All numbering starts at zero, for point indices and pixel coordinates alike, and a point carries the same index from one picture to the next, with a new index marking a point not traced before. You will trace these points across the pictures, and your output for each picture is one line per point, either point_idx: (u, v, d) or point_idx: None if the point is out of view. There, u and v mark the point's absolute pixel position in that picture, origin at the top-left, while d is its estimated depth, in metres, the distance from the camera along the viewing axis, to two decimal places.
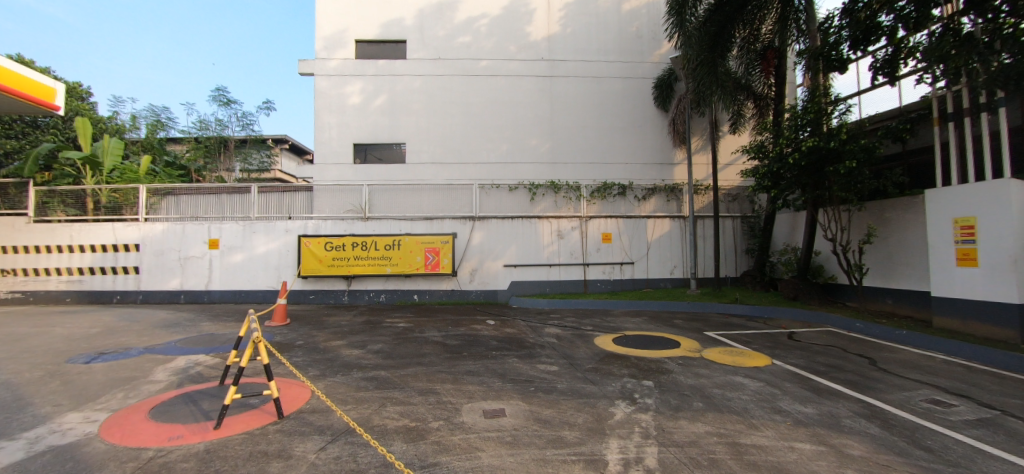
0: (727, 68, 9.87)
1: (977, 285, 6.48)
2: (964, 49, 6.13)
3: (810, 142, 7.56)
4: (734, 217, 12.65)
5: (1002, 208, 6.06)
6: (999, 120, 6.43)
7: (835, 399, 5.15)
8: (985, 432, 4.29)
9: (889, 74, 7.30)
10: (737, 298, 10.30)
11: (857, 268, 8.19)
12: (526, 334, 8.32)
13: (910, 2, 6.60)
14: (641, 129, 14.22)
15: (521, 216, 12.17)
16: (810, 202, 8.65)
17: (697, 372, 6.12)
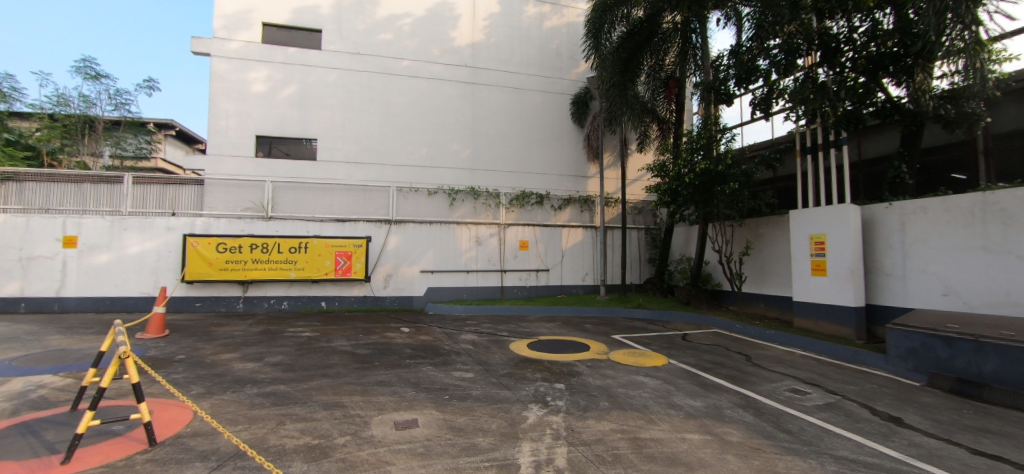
0: (635, 92, 10.73)
1: (826, 291, 7.74)
2: (819, 95, 7.20)
3: (703, 164, 8.52)
4: (638, 229, 13.78)
5: (846, 227, 7.34)
6: (843, 155, 7.57)
7: (719, 393, 5.81)
8: (830, 414, 5.13)
9: (765, 110, 8.36)
10: (639, 303, 11.19)
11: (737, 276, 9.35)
12: (441, 341, 8.19)
13: (781, 50, 7.65)
14: (559, 142, 14.90)
15: (440, 221, 12.03)
16: (702, 217, 9.69)
17: (604, 373, 6.52)
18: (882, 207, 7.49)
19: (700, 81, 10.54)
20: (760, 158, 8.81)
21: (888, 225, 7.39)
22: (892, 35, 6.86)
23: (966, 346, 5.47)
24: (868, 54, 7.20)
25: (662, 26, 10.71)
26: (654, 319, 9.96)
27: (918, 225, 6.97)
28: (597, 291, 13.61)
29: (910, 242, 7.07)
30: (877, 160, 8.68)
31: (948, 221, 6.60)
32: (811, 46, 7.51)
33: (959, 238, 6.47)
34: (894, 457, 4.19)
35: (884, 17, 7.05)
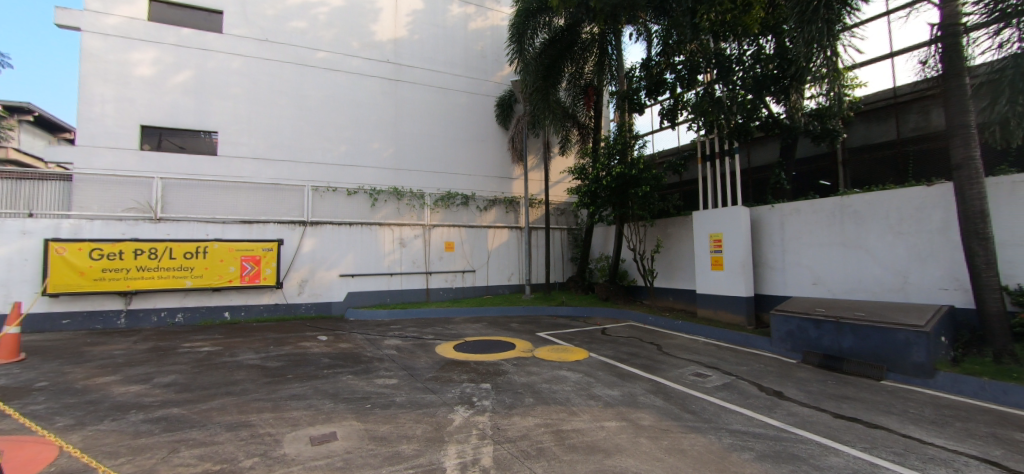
0: (557, 98, 11.18)
1: (723, 283, 8.65)
2: (716, 108, 8.11)
3: (619, 168, 9.12)
4: (561, 229, 14.40)
5: (738, 227, 8.30)
6: (734, 162, 8.48)
7: (633, 381, 6.23)
8: (727, 393, 5.75)
9: (671, 120, 9.27)
10: (562, 301, 11.66)
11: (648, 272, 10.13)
12: (363, 348, 7.83)
13: (683, 64, 8.64)
14: (485, 144, 15.00)
15: (360, 223, 11.52)
16: (618, 218, 10.34)
17: (529, 370, 6.69)
18: (766, 208, 8.55)
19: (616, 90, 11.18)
20: (668, 163, 9.61)
21: (771, 225, 8.46)
22: (772, 59, 7.84)
23: (830, 326, 6.46)
24: (753, 74, 8.06)
25: (582, 35, 11.20)
26: (576, 315, 10.44)
27: (794, 224, 8.07)
28: (522, 291, 13.94)
29: (788, 239, 8.16)
30: (761, 167, 9.90)
31: (816, 220, 7.73)
32: (709, 64, 8.35)
33: (824, 235, 7.61)
34: (776, 426, 4.80)
35: (767, 44, 8.02)
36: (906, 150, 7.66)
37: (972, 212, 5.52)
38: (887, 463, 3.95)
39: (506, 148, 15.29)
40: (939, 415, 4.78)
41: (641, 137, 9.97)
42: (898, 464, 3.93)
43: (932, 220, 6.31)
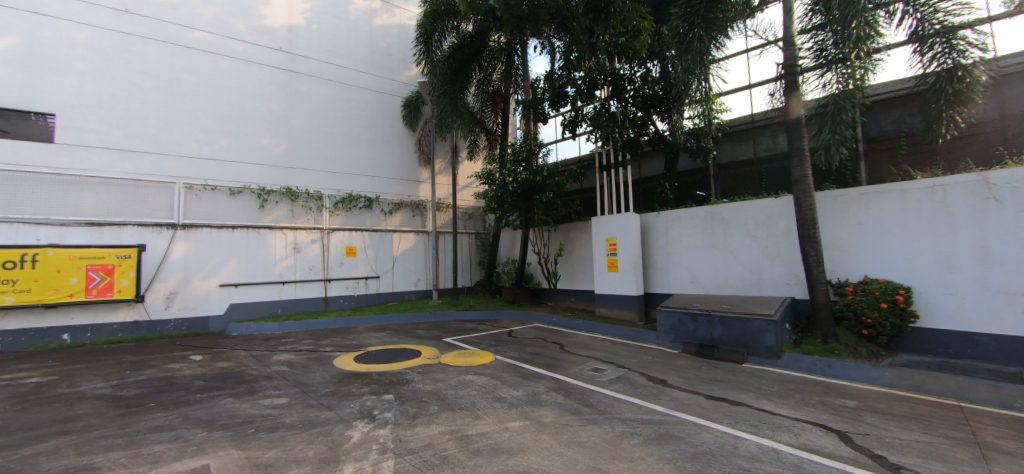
0: (465, 102, 11.28)
1: (617, 284, 9.40)
2: (610, 123, 8.79)
3: (524, 175, 9.42)
4: (469, 233, 14.56)
5: (630, 231, 9.11)
6: (627, 173, 9.22)
7: (537, 380, 6.45)
8: (620, 385, 6.22)
9: (572, 131, 9.80)
10: (470, 305, 11.71)
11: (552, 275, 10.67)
12: (247, 367, 7.02)
13: (583, 80, 9.21)
14: (390, 145, 14.52)
15: (245, 226, 10.42)
16: (523, 223, 10.72)
17: (434, 377, 6.58)
18: (653, 215, 9.49)
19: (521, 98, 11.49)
20: (570, 172, 10.16)
21: (657, 230, 9.40)
22: (658, 81, 8.82)
23: (703, 319, 7.36)
24: (643, 94, 8.99)
25: (490, 43, 11.39)
26: (483, 319, 10.54)
27: (676, 229, 9.06)
28: (429, 296, 13.75)
29: (671, 242, 9.14)
30: (649, 178, 10.95)
31: (692, 226, 8.78)
32: (605, 81, 9.15)
33: (698, 239, 8.68)
34: (661, 411, 5.32)
35: (653, 67, 8.96)
36: (761, 167, 9.06)
37: (806, 221, 6.67)
38: (746, 434, 4.61)
39: (413, 150, 14.94)
40: (783, 389, 5.71)
41: (546, 145, 10.48)
42: (755, 434, 4.60)
43: (777, 226, 7.56)
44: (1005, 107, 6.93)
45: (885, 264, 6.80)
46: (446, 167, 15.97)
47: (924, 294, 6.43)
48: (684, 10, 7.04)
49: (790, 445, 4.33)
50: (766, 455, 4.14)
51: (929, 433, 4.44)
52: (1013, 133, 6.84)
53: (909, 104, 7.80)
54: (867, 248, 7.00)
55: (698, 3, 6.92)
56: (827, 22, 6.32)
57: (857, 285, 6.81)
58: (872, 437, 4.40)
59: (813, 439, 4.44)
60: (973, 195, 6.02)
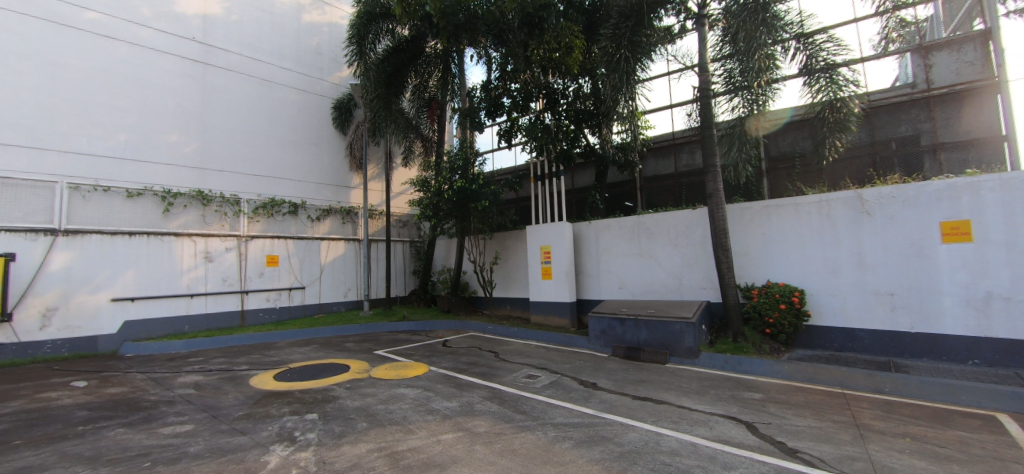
0: (399, 107, 11.13)
1: (551, 291, 9.65)
2: (546, 135, 9.12)
3: (460, 183, 9.48)
4: (403, 241, 14.30)
5: (562, 240, 9.43)
6: (561, 184, 9.56)
7: (471, 390, 6.40)
8: (553, 390, 6.35)
9: (508, 141, 10.02)
10: (404, 315, 11.42)
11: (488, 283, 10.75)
12: (144, 392, 6.24)
13: (518, 92, 9.53)
14: (319, 148, 13.87)
15: (147, 232, 9.38)
16: (459, 231, 10.68)
17: (363, 393, 6.30)
18: (585, 224, 9.89)
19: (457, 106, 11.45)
20: (505, 181, 10.36)
21: (588, 238, 9.79)
22: (589, 97, 9.30)
23: (630, 323, 7.77)
24: (575, 108, 9.51)
25: (426, 49, 11.27)
26: (418, 330, 10.31)
27: (606, 238, 9.50)
28: (361, 307, 13.29)
29: (601, 250, 9.57)
30: (581, 188, 11.41)
31: (619, 235, 9.29)
32: (539, 94, 9.47)
33: (625, 247, 9.18)
34: (591, 414, 5.51)
35: (584, 84, 9.41)
36: (681, 181, 9.80)
37: (718, 231, 7.29)
38: (667, 430, 4.91)
39: (343, 155, 14.40)
40: (700, 386, 6.17)
41: (482, 154, 10.64)
42: (675, 430, 4.91)
43: (694, 236, 8.22)
44: (874, 135, 8.14)
45: (783, 269, 7.63)
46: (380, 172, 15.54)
47: (815, 294, 7.31)
48: (612, 31, 7.43)
49: (706, 438, 4.68)
50: (685, 449, 4.44)
51: (819, 418, 5.03)
52: (880, 156, 8.08)
53: (802, 128, 8.84)
54: (768, 255, 7.80)
55: (625, 26, 7.34)
56: (733, 54, 6.90)
57: (761, 288, 7.53)
58: (773, 426, 4.88)
59: (726, 431, 4.83)
60: (850, 208, 7.00)
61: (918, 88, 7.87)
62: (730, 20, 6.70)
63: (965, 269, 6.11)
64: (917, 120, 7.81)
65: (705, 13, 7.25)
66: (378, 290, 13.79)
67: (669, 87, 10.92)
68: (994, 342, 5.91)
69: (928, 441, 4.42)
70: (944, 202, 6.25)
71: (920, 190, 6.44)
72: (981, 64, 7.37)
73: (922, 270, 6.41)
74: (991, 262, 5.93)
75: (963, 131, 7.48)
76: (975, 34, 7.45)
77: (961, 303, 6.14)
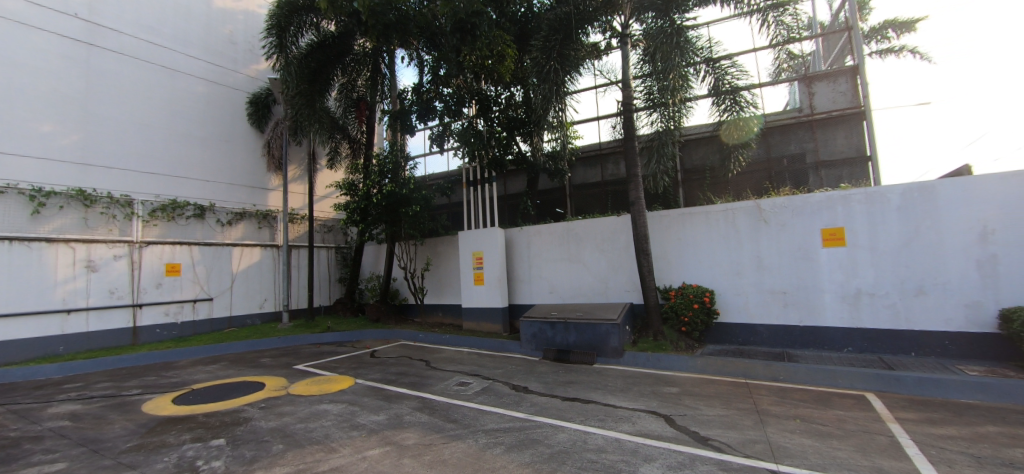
0: (324, 106, 10.56)
1: (484, 296, 9.67)
2: (478, 142, 9.17)
3: (388, 187, 9.28)
4: (328, 247, 13.64)
5: (494, 246, 9.51)
6: (493, 190, 9.73)
7: (400, 401, 6.16)
8: (484, 396, 6.30)
9: (439, 145, 9.79)
10: (328, 326, 10.83)
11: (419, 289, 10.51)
12: (1, 427, 5.23)
13: (450, 96, 9.45)
14: (232, 146, 12.94)
15: (9, 237, 8.01)
16: (389, 236, 10.38)
17: (280, 412, 5.82)
18: (516, 230, 10.04)
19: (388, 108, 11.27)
20: (437, 186, 10.31)
21: (520, 244, 9.95)
22: (520, 105, 9.49)
23: (560, 326, 7.97)
24: (507, 116, 9.64)
25: (354, 47, 10.86)
26: (343, 341, 9.80)
27: (537, 243, 9.72)
28: (278, 319, 12.44)
29: (532, 256, 9.77)
30: (513, 195, 11.58)
31: (549, 241, 9.56)
32: (472, 100, 9.50)
33: (554, 253, 9.47)
34: (521, 418, 5.55)
35: (516, 92, 9.58)
36: (607, 189, 10.34)
37: (640, 237, 7.75)
38: (594, 429, 5.10)
39: (258, 154, 13.61)
40: (624, 384, 6.50)
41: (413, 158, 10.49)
42: (601, 428, 5.12)
43: (619, 241, 8.70)
44: (769, 151, 9.19)
45: (696, 272, 8.29)
46: (302, 174, 14.71)
47: (723, 295, 8.03)
48: (542, 43, 7.68)
49: (629, 433, 4.94)
50: (610, 445, 4.64)
51: (727, 407, 5.52)
52: (774, 171, 9.14)
53: (710, 144, 9.74)
54: (683, 260, 8.43)
55: (554, 39, 7.62)
56: (651, 73, 7.35)
57: (677, 290, 8.10)
58: (688, 417, 5.27)
59: (647, 425, 5.14)
60: (750, 216, 7.81)
61: (804, 112, 9.00)
62: (649, 41, 7.12)
63: (839, 270, 7.10)
64: (803, 140, 8.96)
65: (627, 33, 7.68)
66: (300, 300, 12.95)
67: (596, 100, 11.49)
68: (863, 331, 6.93)
69: (813, 421, 5.04)
70: (824, 212, 7.22)
71: (805, 201, 7.36)
72: (851, 95, 8.66)
73: (807, 271, 7.33)
74: (860, 264, 6.96)
75: (838, 151, 8.72)
76: (845, 69, 8.71)
77: (838, 299, 7.11)
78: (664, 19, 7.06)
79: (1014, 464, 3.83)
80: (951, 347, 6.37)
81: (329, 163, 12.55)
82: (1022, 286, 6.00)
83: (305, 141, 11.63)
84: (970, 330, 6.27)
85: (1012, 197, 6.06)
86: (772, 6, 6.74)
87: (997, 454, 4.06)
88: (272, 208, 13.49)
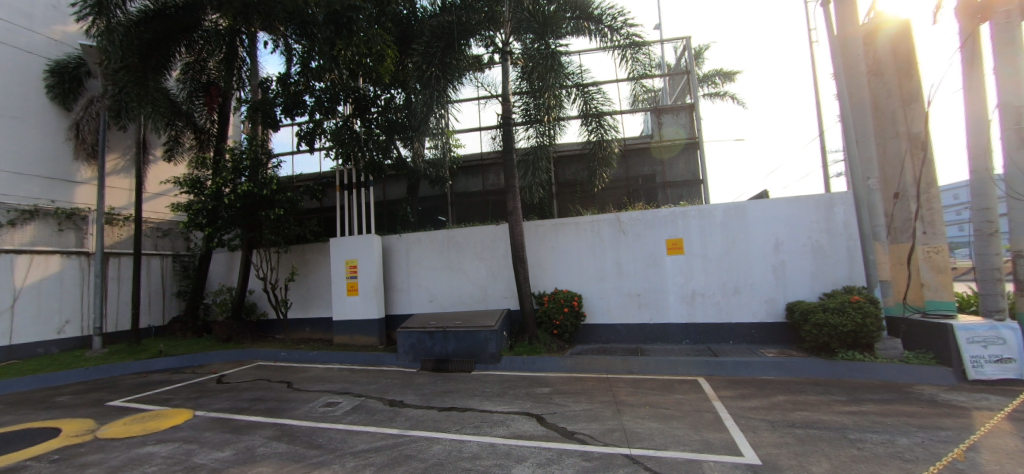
0: (160, 86, 9.00)
1: (358, 307, 9.07)
2: (353, 142, 8.67)
3: (244, 187, 8.20)
4: (162, 255, 11.47)
5: (369, 254, 9.03)
6: (369, 195, 9.35)
7: (252, 432, 5.34)
8: (355, 415, 5.83)
9: (309, 143, 9.08)
10: (159, 350, 9.04)
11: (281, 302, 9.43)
12: None
13: (322, 92, 8.82)
14: (18, 123, 10.36)
15: None
16: (245, 242, 9.17)
17: (82, 462, 4.59)
18: (395, 237, 9.63)
19: (247, 98, 10.15)
20: (306, 188, 9.48)
21: (398, 252, 9.57)
22: (400, 109, 9.16)
23: (439, 335, 7.86)
24: (387, 118, 9.19)
25: (204, 22, 9.50)
26: (180, 367, 8.25)
27: (416, 251, 9.46)
28: (86, 346, 9.98)
29: (411, 263, 9.49)
30: (393, 201, 11.20)
31: (429, 249, 9.40)
32: (348, 98, 8.97)
33: (434, 260, 9.35)
34: (395, 433, 5.24)
35: (396, 95, 9.36)
36: (488, 198, 10.68)
37: (517, 245, 8.10)
38: (470, 436, 5.09)
39: (62, 138, 11.15)
40: (500, 388, 6.65)
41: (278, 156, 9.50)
42: (477, 434, 5.14)
43: (497, 249, 8.97)
44: (627, 171, 10.49)
45: (567, 279, 8.95)
46: (127, 165, 12.27)
47: (590, 298, 8.81)
48: (424, 49, 7.62)
49: (503, 437, 5.04)
50: (484, 451, 4.66)
51: (591, 401, 6.03)
52: (632, 188, 10.45)
53: (579, 162, 10.71)
54: (556, 267, 9.02)
55: (436, 46, 7.61)
56: (528, 91, 7.96)
57: (550, 295, 8.64)
58: (558, 415, 5.61)
59: (520, 427, 5.32)
60: (612, 227, 8.74)
61: (655, 139, 10.40)
62: (528, 60, 7.50)
63: (679, 275, 8.37)
64: (654, 164, 10.42)
65: (508, 50, 8.01)
66: (121, 321, 10.60)
67: (478, 112, 11.77)
68: (696, 326, 8.24)
69: (659, 406, 5.79)
70: (668, 225, 8.44)
71: (655, 215, 8.52)
72: (689, 127, 10.25)
73: (656, 275, 8.48)
74: (694, 269, 8.29)
75: (679, 174, 10.34)
76: (684, 105, 10.30)
77: (678, 299, 8.35)
78: (541, 42, 7.44)
79: (795, 424, 4.90)
80: (756, 335, 7.95)
81: (166, 153, 10.95)
82: (798, 285, 7.80)
83: (135, 126, 9.79)
84: (768, 320, 7.92)
85: (792, 217, 7.87)
86: (631, 43, 7.62)
87: (785, 418, 5.14)
88: (81, 206, 11.14)
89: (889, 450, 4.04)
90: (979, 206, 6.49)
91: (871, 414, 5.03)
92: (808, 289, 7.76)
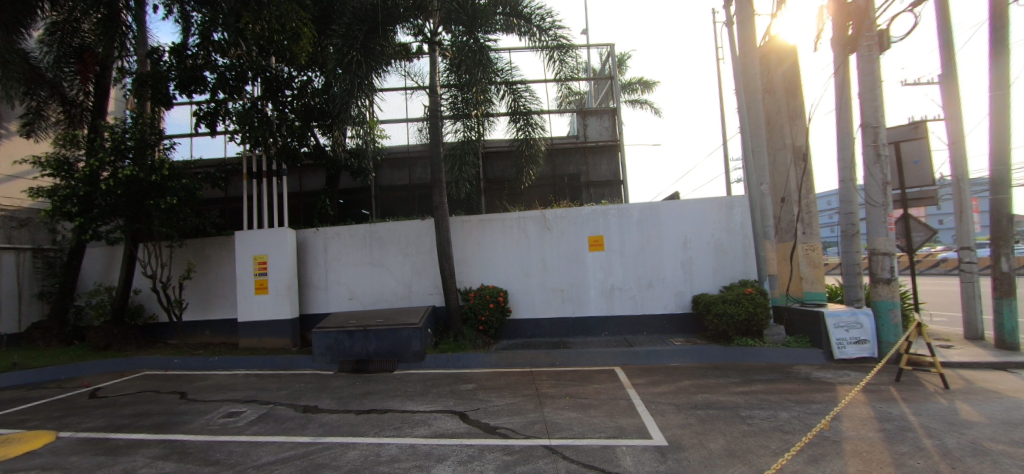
0: (11, 45, 7.55)
1: (268, 307, 8.35)
2: (261, 126, 7.89)
3: (127, 171, 7.16)
4: (18, 249, 9.71)
5: (282, 249, 8.36)
6: (281, 185, 8.58)
7: (134, 451, 4.67)
8: (261, 425, 5.35)
9: (209, 124, 8.20)
10: (13, 362, 7.62)
11: (174, 303, 8.43)
12: None
13: (226, 68, 7.95)
14: None
15: None
16: (129, 235, 8.06)
17: None
18: (312, 231, 9.00)
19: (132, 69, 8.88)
20: (205, 175, 8.51)
21: (316, 247, 8.96)
22: (318, 94, 8.56)
23: (358, 334, 7.50)
24: (303, 103, 8.50)
25: None
26: (42, 381, 7.02)
27: (336, 246, 8.93)
28: None
29: (330, 259, 8.93)
30: (310, 192, 10.48)
31: (350, 243, 8.91)
32: (257, 78, 8.16)
33: (355, 256, 8.90)
34: (306, 442, 4.89)
35: (314, 79, 8.73)
36: (415, 192, 10.42)
37: (443, 241, 7.98)
38: (388, 439, 4.90)
39: None
40: (423, 387, 6.50)
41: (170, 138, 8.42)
42: (396, 436, 4.97)
43: (423, 245, 8.77)
44: (554, 170, 10.79)
45: (493, 275, 8.99)
46: None
47: (516, 294, 8.94)
48: (345, 30, 7.15)
49: (424, 437, 4.93)
50: (404, 453, 4.52)
51: (514, 395, 6.12)
52: (557, 187, 10.79)
53: (507, 158, 10.80)
54: (482, 264, 9.02)
55: (358, 29, 7.19)
56: (457, 85, 7.83)
57: (476, 291, 8.61)
58: (481, 411, 5.61)
59: (442, 425, 5.24)
60: (538, 224, 8.93)
61: (580, 140, 10.79)
62: (456, 53, 7.43)
63: (600, 270, 8.78)
64: (579, 163, 10.82)
65: (436, 41, 7.80)
66: None
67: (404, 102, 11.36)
68: (615, 318, 8.73)
69: (579, 396, 6.04)
70: (590, 222, 8.82)
71: (578, 212, 8.84)
72: (611, 130, 10.78)
73: (578, 271, 8.83)
74: (613, 264, 8.76)
75: (602, 174, 10.85)
76: (608, 109, 10.81)
77: (599, 293, 8.78)
78: (469, 36, 7.40)
79: (697, 406, 5.36)
80: (666, 325, 8.61)
81: (23, 128, 9.24)
82: (701, 280, 8.57)
83: None
84: (676, 311, 8.61)
85: (697, 217, 8.61)
86: (558, 45, 7.80)
87: (688, 401, 5.61)
88: None
89: (772, 424, 4.57)
90: (845, 211, 7.59)
91: (758, 393, 5.67)
92: (709, 283, 8.56)
